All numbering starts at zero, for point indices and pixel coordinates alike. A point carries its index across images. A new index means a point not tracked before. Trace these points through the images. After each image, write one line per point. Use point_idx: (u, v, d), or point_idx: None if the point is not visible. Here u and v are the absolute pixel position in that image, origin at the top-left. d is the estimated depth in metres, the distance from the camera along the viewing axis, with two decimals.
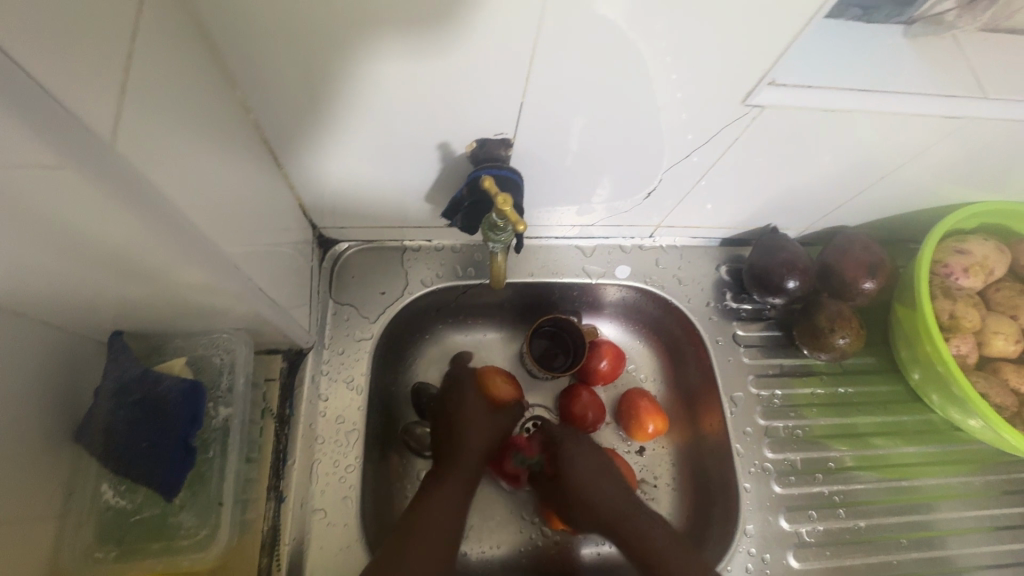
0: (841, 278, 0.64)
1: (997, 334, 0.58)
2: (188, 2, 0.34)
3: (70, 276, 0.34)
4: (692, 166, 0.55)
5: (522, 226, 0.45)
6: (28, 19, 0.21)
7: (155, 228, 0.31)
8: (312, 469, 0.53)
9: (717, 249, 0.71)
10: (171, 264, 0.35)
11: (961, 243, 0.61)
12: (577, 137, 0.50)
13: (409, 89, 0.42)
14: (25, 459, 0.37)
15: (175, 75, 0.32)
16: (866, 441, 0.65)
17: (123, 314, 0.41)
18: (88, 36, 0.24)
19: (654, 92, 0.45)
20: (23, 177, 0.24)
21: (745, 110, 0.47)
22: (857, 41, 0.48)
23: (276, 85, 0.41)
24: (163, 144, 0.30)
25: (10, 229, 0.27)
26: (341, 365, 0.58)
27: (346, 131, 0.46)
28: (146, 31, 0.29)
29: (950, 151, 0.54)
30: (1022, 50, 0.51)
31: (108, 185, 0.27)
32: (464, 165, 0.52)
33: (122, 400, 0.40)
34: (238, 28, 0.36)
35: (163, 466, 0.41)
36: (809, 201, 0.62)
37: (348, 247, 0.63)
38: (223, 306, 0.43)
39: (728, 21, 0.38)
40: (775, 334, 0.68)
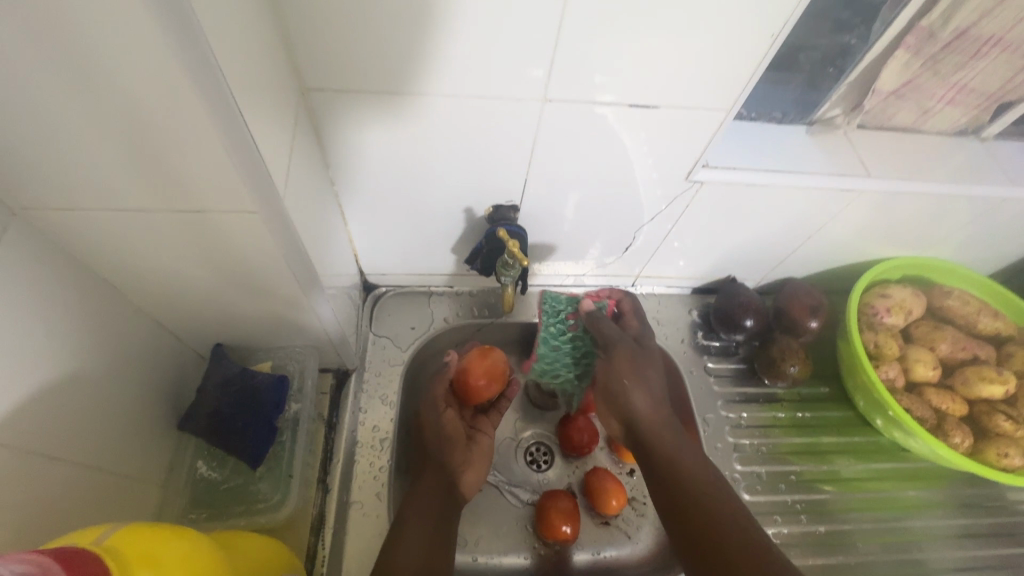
0: (790, 318, 0.76)
1: (917, 361, 0.71)
2: (310, 116, 0.52)
3: (213, 293, 0.50)
4: (660, 226, 0.71)
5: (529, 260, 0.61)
6: (261, 128, 0.37)
7: (290, 258, 0.46)
8: (352, 468, 0.65)
9: (689, 296, 0.85)
10: (280, 286, 0.50)
11: (883, 288, 0.75)
12: (569, 203, 0.66)
13: (447, 166, 0.59)
14: (145, 432, 0.52)
15: (302, 160, 0.49)
16: (825, 457, 0.75)
17: (228, 327, 0.56)
18: (276, 136, 0.40)
19: (623, 169, 0.61)
20: (232, 220, 0.40)
21: (690, 185, 0.64)
22: (771, 137, 0.66)
23: (355, 165, 0.58)
24: (298, 200, 0.46)
25: (201, 257, 0.44)
26: (377, 385, 0.71)
27: (399, 196, 0.63)
28: (294, 136, 0.46)
29: (859, 215, 0.70)
30: (898, 143, 0.68)
31: (275, 224, 0.42)
32: (482, 225, 0.68)
33: (226, 390, 0.55)
34: (337, 130, 0.54)
35: (248, 444, 0.55)
36: (758, 255, 0.77)
37: (386, 291, 0.78)
38: (301, 325, 0.57)
39: (669, 122, 0.56)
40: (740, 367, 0.80)
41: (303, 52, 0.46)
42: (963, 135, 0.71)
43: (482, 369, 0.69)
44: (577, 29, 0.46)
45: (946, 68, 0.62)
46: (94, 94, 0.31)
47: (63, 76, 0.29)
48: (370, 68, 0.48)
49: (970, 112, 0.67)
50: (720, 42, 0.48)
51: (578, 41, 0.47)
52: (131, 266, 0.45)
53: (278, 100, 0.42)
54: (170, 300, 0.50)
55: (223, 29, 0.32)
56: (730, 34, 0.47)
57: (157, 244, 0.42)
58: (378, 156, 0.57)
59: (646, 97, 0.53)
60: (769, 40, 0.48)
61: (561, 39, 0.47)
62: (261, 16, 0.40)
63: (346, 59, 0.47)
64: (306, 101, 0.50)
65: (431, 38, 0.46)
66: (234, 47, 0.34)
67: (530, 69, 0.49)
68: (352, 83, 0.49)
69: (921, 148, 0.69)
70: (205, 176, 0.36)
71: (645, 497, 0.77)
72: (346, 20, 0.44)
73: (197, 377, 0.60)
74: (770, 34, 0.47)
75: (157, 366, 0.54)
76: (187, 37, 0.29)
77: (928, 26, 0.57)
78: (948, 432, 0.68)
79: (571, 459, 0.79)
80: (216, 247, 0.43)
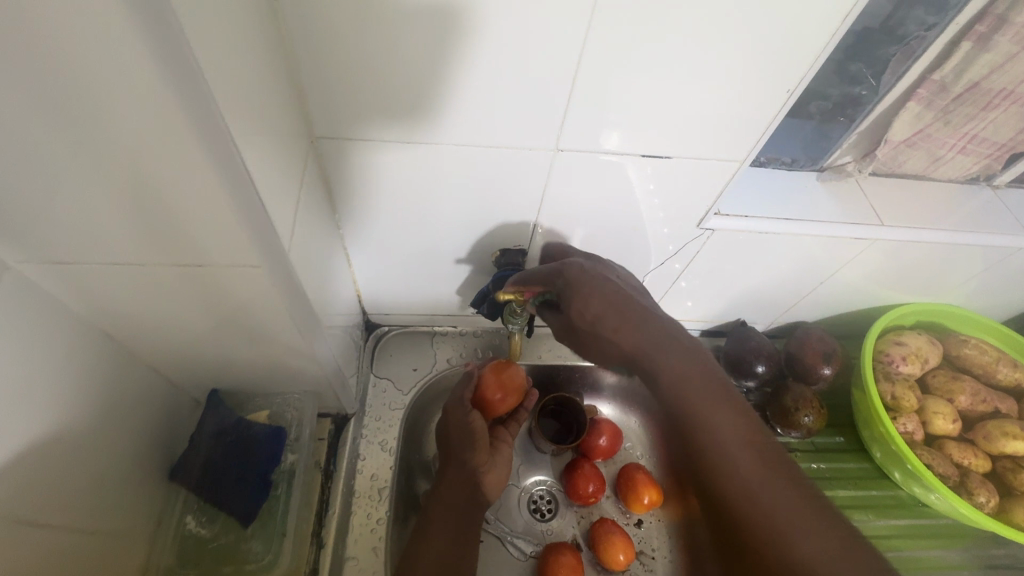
0: (804, 365, 0.75)
1: (936, 414, 0.70)
2: (319, 162, 0.52)
3: (213, 341, 0.48)
4: (670, 269, 0.70)
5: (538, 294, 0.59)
6: (269, 181, 0.37)
7: (291, 307, 0.44)
8: (349, 520, 0.61)
9: (698, 339, 0.84)
10: (282, 333, 0.48)
11: (897, 336, 0.73)
12: (578, 245, 0.65)
13: (456, 209, 0.58)
14: (135, 487, 0.50)
15: (310, 206, 0.48)
16: (843, 513, 0.71)
17: (225, 373, 0.54)
18: (283, 187, 0.40)
19: (635, 213, 0.61)
20: (237, 275, 0.39)
21: (701, 231, 0.63)
22: (781, 183, 0.65)
23: (363, 208, 0.57)
24: (302, 249, 0.45)
25: (202, 305, 0.43)
26: (378, 430, 0.69)
27: (406, 236, 0.62)
28: (304, 185, 0.46)
29: (872, 261, 0.69)
30: (909, 190, 0.68)
31: (278, 278, 0.41)
32: (489, 267, 0.67)
33: (220, 439, 0.54)
34: (347, 175, 0.53)
35: (241, 499, 0.53)
36: (769, 299, 0.76)
37: (388, 330, 0.77)
38: (303, 371, 0.56)
39: (684, 168, 0.55)
40: (752, 415, 0.78)
41: (315, 101, 0.46)
42: (974, 183, 0.70)
43: (496, 384, 0.68)
44: (591, 79, 0.46)
45: (957, 119, 0.61)
46: (102, 157, 0.30)
47: (72, 141, 0.29)
48: (381, 114, 0.48)
49: (980, 161, 0.67)
50: (734, 93, 0.48)
51: (592, 90, 0.47)
52: (130, 316, 0.44)
53: (286, 148, 0.41)
54: (169, 348, 0.48)
55: (237, 92, 0.32)
56: (744, 86, 0.47)
57: (159, 294, 0.41)
58: (387, 199, 0.57)
59: (660, 147, 0.53)
60: (786, 96, 0.48)
61: (575, 89, 0.47)
62: (273, 67, 0.40)
63: (358, 105, 0.47)
64: (316, 147, 0.50)
65: (445, 87, 0.46)
66: (246, 104, 0.34)
67: (543, 117, 0.49)
68: (362, 130, 0.49)
69: (933, 196, 0.68)
70: (212, 232, 0.35)
71: (654, 551, 0.74)
72: (359, 68, 0.44)
73: (192, 425, 0.58)
74: (785, 89, 0.48)
75: (151, 415, 0.52)
76: (200, 108, 0.28)
77: (940, 79, 0.57)
78: (973, 490, 0.66)
79: (576, 508, 0.76)
80: (216, 294, 0.42)
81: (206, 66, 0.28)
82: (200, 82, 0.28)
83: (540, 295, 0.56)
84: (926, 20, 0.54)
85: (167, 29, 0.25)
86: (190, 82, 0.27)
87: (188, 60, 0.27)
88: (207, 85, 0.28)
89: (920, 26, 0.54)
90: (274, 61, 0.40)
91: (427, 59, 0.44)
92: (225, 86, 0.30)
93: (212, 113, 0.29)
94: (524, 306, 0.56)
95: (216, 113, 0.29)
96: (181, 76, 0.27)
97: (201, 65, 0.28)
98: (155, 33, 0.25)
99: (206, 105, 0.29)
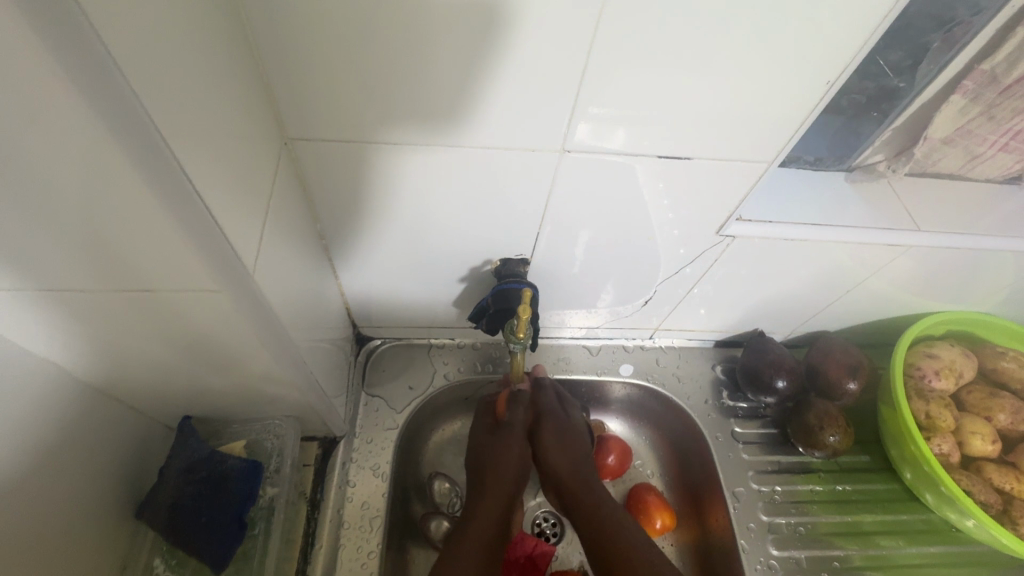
0: (827, 379, 0.69)
1: (974, 434, 0.65)
2: (299, 169, 0.47)
3: (179, 367, 0.44)
4: (686, 276, 0.64)
5: (529, 312, 0.52)
6: (225, 200, 0.32)
7: (262, 332, 0.40)
8: (337, 555, 0.57)
9: (712, 350, 0.78)
10: (254, 357, 0.43)
11: (930, 348, 0.68)
12: (585, 252, 0.59)
13: (449, 214, 0.53)
14: (100, 529, 0.47)
15: (285, 220, 0.43)
16: (871, 539, 0.67)
17: (197, 397, 0.50)
18: (245, 202, 0.35)
19: (649, 221, 0.56)
20: (196, 300, 0.36)
21: (720, 238, 0.58)
22: (806, 185, 0.60)
23: (349, 216, 0.52)
24: (275, 266, 0.40)
25: (161, 333, 0.39)
26: (369, 454, 0.63)
27: (394, 244, 0.56)
28: (276, 197, 0.41)
29: (907, 267, 0.63)
30: (944, 191, 0.62)
31: (241, 302, 0.37)
32: (489, 278, 0.62)
33: (191, 477, 0.50)
34: (331, 182, 0.48)
35: (218, 540, 0.49)
36: (792, 307, 0.70)
37: (380, 343, 0.71)
38: (282, 395, 0.51)
39: (703, 170, 0.50)
40: (772, 431, 0.73)
41: (288, 101, 0.41)
42: (1014, 184, 0.65)
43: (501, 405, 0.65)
44: (604, 71, 0.40)
45: (1003, 114, 0.56)
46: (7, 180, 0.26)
47: None
48: (365, 111, 0.42)
49: None
50: (764, 83, 0.42)
51: (601, 81, 0.41)
52: (75, 344, 0.38)
53: (248, 157, 0.36)
54: (130, 376, 0.44)
55: (168, 74, 0.27)
56: (774, 78, 0.42)
57: (106, 321, 0.37)
58: (376, 206, 0.51)
59: (676, 151, 0.48)
60: (825, 88, 0.43)
61: (585, 80, 0.41)
62: (232, 62, 0.35)
63: (338, 104, 0.42)
64: (293, 153, 0.45)
65: (435, 79, 0.40)
66: (187, 94, 0.29)
67: (547, 114, 0.44)
68: (345, 132, 0.44)
69: (970, 198, 0.62)
70: (147, 242, 0.31)
71: None
72: (337, 61, 0.39)
73: (164, 454, 0.53)
74: (825, 81, 0.42)
75: (113, 448, 0.47)
76: (109, 89, 0.23)
77: (989, 70, 0.52)
78: (1018, 520, 0.62)
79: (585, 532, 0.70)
80: (168, 319, 0.37)
81: (113, 42, 0.23)
82: (106, 60, 0.23)
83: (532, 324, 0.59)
84: (976, 3, 0.49)
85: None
86: (93, 59, 0.22)
87: (86, 32, 0.22)
88: (113, 60, 0.23)
89: (968, 10, 0.49)
90: (234, 55, 0.35)
91: (414, 52, 0.38)
92: (147, 66, 0.25)
93: (128, 96, 0.24)
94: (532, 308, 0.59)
95: (132, 95, 0.24)
96: (81, 54, 0.22)
97: (107, 42, 0.23)
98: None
99: (115, 85, 0.23)
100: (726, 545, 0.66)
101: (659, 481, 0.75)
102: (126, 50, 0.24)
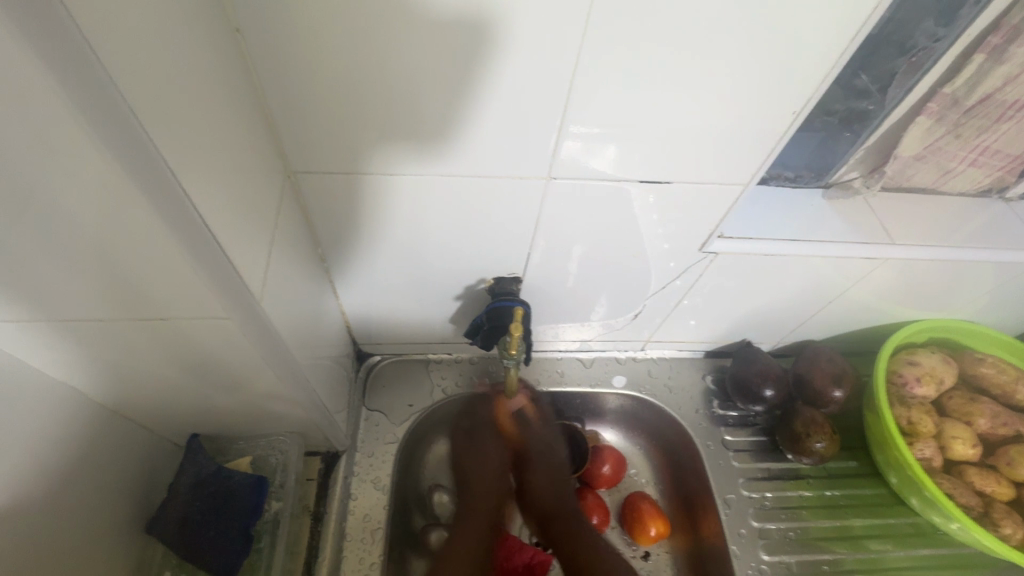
0: (813, 387, 0.71)
1: (955, 438, 0.67)
2: (300, 197, 0.49)
3: (188, 387, 0.46)
4: (675, 290, 0.66)
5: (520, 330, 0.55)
6: (234, 231, 0.35)
7: (267, 352, 0.43)
8: (339, 566, 0.58)
9: (702, 360, 0.80)
10: (260, 376, 0.46)
11: (912, 355, 0.71)
12: (576, 268, 0.62)
13: (444, 236, 0.55)
14: (112, 545, 0.49)
15: (288, 246, 0.46)
16: (860, 543, 0.68)
17: (204, 414, 0.52)
18: (251, 233, 0.38)
19: (636, 237, 0.58)
20: (206, 325, 0.38)
21: (704, 254, 0.60)
22: (785, 202, 0.63)
23: (349, 239, 0.55)
24: (279, 290, 0.43)
25: (172, 356, 0.41)
26: (370, 467, 0.65)
27: (393, 264, 0.59)
28: (280, 225, 0.44)
29: (885, 278, 0.65)
30: (918, 205, 0.65)
31: (248, 326, 0.39)
32: (483, 295, 0.65)
33: (198, 492, 0.52)
34: (331, 208, 0.51)
35: (226, 552, 0.51)
36: (778, 318, 0.73)
37: (380, 359, 0.74)
38: (286, 412, 0.53)
39: (686, 189, 0.52)
40: (761, 439, 0.75)
41: (291, 135, 0.44)
42: (986, 196, 0.67)
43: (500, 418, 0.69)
44: (585, 100, 0.43)
45: (969, 132, 0.59)
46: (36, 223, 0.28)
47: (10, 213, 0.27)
48: (363, 142, 0.45)
49: (993, 174, 0.64)
50: (736, 107, 0.45)
51: (585, 107, 0.44)
52: (91, 368, 0.41)
53: (253, 189, 0.39)
54: (141, 396, 0.46)
55: (183, 121, 0.30)
56: (745, 103, 0.45)
57: (121, 347, 0.39)
58: (374, 229, 0.54)
59: (657, 173, 0.51)
60: (792, 115, 0.46)
61: (569, 105, 0.44)
62: (239, 103, 0.38)
63: (337, 136, 0.44)
64: (295, 182, 0.48)
65: (428, 109, 0.43)
66: (197, 136, 0.31)
67: (534, 140, 0.46)
68: (344, 161, 0.47)
69: (943, 211, 0.65)
70: (165, 275, 0.34)
71: None
72: (337, 97, 0.42)
73: (172, 471, 0.55)
74: (791, 109, 0.45)
75: (124, 466, 0.49)
76: (131, 140, 0.26)
77: (951, 93, 0.55)
78: (998, 521, 0.64)
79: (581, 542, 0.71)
80: (179, 343, 0.40)
81: (134, 97, 0.26)
82: (129, 114, 0.26)
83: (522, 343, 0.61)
84: (935, 31, 0.52)
85: (84, 64, 0.23)
86: (118, 115, 0.25)
87: (111, 90, 0.24)
88: (135, 113, 0.26)
89: (929, 37, 0.52)
90: (240, 97, 0.38)
91: (408, 86, 0.41)
92: (163, 115, 0.28)
93: (147, 144, 0.27)
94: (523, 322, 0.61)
95: (151, 143, 0.27)
96: (108, 112, 0.25)
97: (130, 97, 0.26)
98: (69, 66, 0.23)
99: (136, 136, 0.26)
100: (719, 551, 0.68)
101: (654, 489, 0.77)
102: (146, 104, 0.27)
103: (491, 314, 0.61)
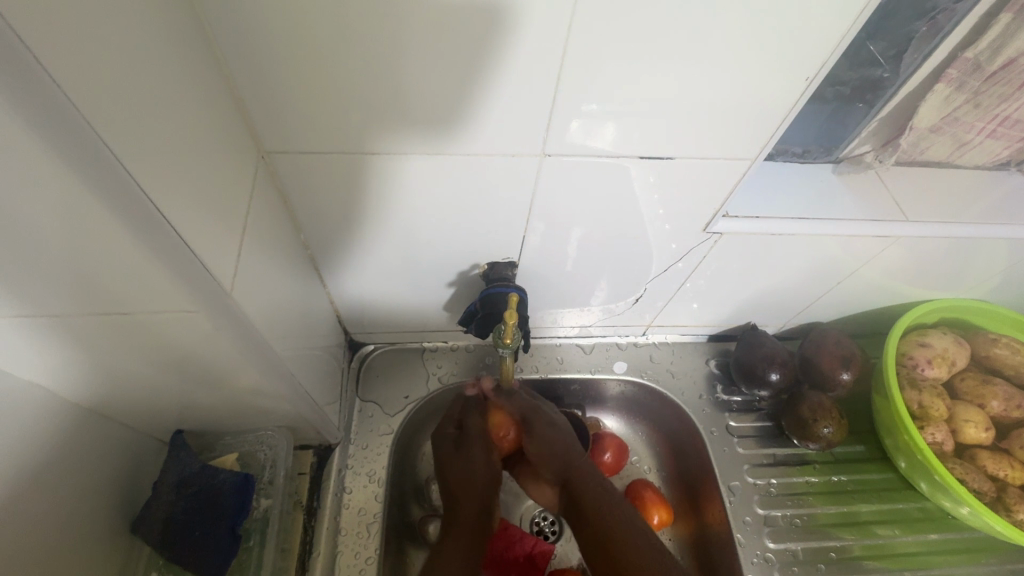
0: (820, 370, 0.69)
1: (968, 422, 0.66)
2: (279, 181, 0.47)
3: (164, 385, 0.44)
4: (678, 271, 0.64)
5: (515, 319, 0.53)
6: (200, 225, 0.32)
7: (245, 345, 0.40)
8: (334, 561, 0.57)
9: (706, 344, 0.78)
10: (237, 371, 0.43)
11: (922, 336, 0.68)
12: (575, 251, 0.59)
13: (434, 219, 0.53)
14: (97, 548, 0.47)
15: (264, 233, 0.43)
16: (868, 529, 0.67)
17: (187, 411, 0.50)
18: (221, 223, 0.35)
19: (637, 220, 0.56)
20: (178, 320, 0.36)
21: (707, 235, 0.58)
22: (793, 178, 0.60)
23: (333, 224, 0.52)
24: (256, 278, 0.41)
25: (143, 354, 0.39)
26: (365, 460, 0.63)
27: (379, 250, 0.56)
28: (255, 213, 0.41)
29: (898, 258, 0.63)
30: (933, 179, 0.62)
31: (222, 321, 0.37)
32: (477, 281, 0.62)
33: (183, 492, 0.51)
34: (312, 192, 0.48)
35: (213, 553, 0.50)
36: (786, 299, 0.70)
37: (373, 348, 0.71)
38: (272, 406, 0.51)
39: (689, 168, 0.50)
40: (766, 425, 0.73)
41: (264, 113, 0.41)
42: (1003, 169, 0.64)
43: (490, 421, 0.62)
44: (579, 74, 0.40)
45: (988, 100, 0.56)
46: None
47: None
48: (343, 121, 0.42)
49: (1012, 145, 0.61)
50: (744, 76, 0.41)
51: (582, 80, 0.41)
52: (60, 371, 0.38)
53: (220, 174, 0.36)
54: (118, 396, 0.44)
55: (123, 90, 0.26)
56: (756, 71, 0.41)
57: (86, 347, 0.37)
58: (358, 213, 0.51)
59: (658, 149, 0.47)
60: (805, 84, 0.42)
61: (562, 78, 0.40)
62: (200, 77, 0.34)
63: (316, 114, 0.41)
64: (271, 165, 0.45)
65: (409, 84, 0.40)
66: (149, 118, 0.28)
67: (524, 117, 0.43)
68: (323, 142, 0.44)
69: (959, 185, 0.62)
70: (126, 272, 0.31)
71: None
72: (309, 70, 0.38)
73: (157, 469, 0.54)
74: (804, 77, 0.42)
75: (105, 468, 0.47)
76: (50, 107, 0.23)
77: (973, 58, 0.52)
78: (1012, 507, 0.62)
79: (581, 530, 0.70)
80: (149, 340, 0.37)
81: (62, 69, 0.23)
82: (57, 92, 0.22)
83: (519, 332, 0.59)
84: None
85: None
86: (42, 90, 0.22)
87: (16, 48, 0.21)
88: (51, 77, 0.22)
89: None
90: (202, 71, 0.35)
91: (388, 60, 0.38)
92: (101, 92, 0.25)
93: (71, 112, 0.23)
94: (518, 310, 0.59)
95: (76, 111, 0.23)
96: (28, 87, 0.22)
97: (58, 72, 0.22)
98: None
99: (57, 104, 0.23)
100: (723, 538, 0.67)
101: (656, 476, 0.76)
102: (76, 73, 0.23)
103: (485, 300, 0.59)
